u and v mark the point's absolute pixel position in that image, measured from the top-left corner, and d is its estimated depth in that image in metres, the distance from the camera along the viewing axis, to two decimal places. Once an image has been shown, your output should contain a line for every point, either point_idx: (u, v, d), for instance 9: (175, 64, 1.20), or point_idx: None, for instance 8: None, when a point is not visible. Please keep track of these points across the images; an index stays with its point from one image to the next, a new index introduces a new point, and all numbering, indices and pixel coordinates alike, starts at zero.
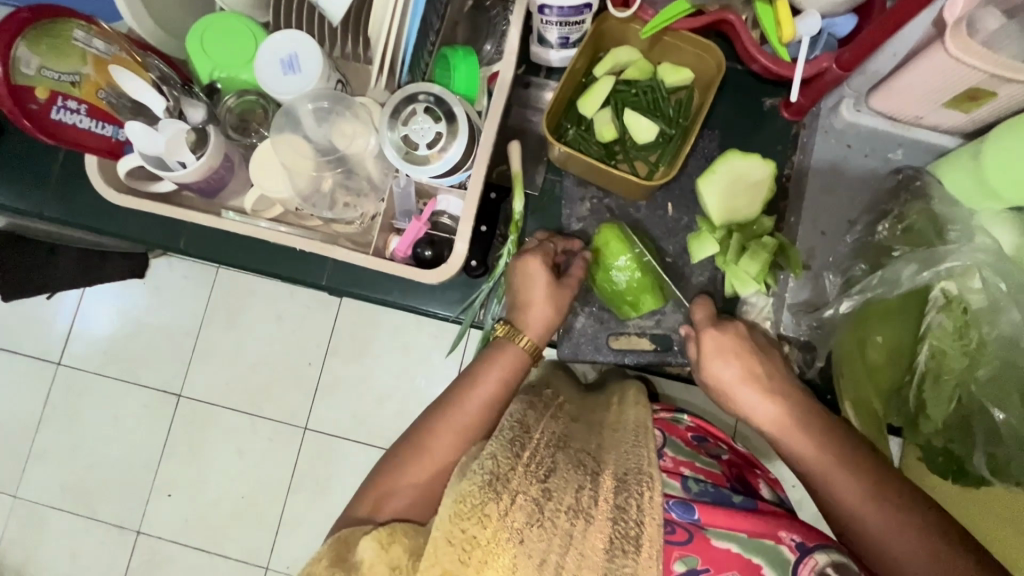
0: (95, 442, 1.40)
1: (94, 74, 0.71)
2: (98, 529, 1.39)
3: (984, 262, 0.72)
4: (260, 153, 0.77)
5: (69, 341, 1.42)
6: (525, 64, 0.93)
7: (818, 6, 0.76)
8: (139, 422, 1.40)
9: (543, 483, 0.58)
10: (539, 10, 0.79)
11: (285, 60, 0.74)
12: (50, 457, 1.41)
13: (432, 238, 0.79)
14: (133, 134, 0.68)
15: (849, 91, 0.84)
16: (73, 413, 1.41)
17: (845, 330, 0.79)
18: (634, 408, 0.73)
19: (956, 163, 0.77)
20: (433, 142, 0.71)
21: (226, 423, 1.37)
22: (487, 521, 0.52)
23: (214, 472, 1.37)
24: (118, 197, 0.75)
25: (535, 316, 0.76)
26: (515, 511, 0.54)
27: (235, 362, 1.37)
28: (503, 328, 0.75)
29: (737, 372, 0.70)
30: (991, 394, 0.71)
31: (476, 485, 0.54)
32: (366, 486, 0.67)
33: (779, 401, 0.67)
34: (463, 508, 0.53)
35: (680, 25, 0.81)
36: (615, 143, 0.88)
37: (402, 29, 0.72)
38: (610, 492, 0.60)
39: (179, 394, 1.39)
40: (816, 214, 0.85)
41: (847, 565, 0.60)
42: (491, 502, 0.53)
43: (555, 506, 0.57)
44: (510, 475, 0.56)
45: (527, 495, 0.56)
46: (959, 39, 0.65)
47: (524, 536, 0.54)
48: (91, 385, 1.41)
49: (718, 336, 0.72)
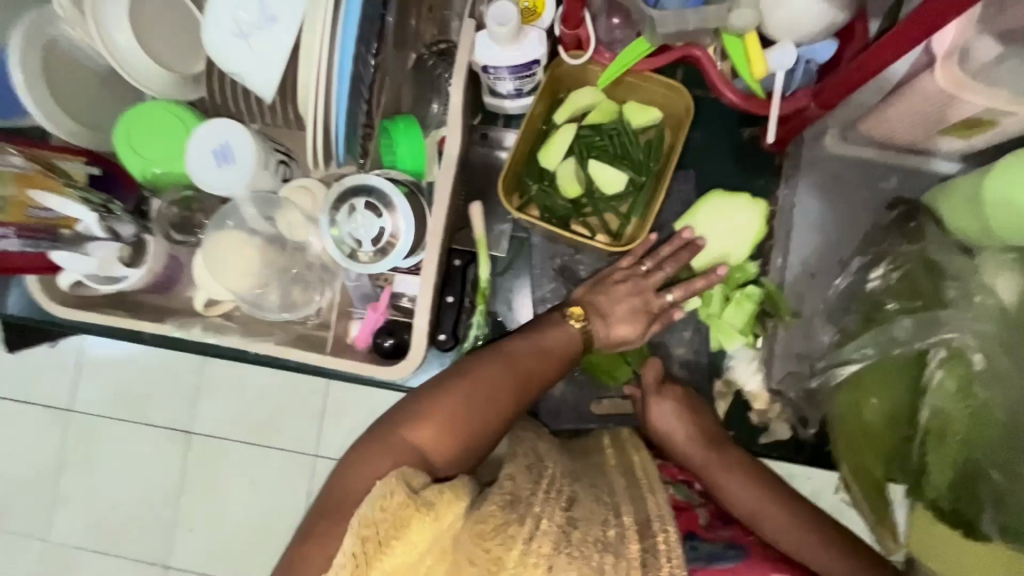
0: (119, 483, 1.33)
1: (17, 192, 0.64)
2: (126, 568, 1.32)
3: (986, 332, 0.64)
4: (197, 272, 0.73)
5: (79, 387, 1.35)
6: (481, 111, 0.85)
7: (791, 38, 0.68)
8: (157, 462, 1.32)
9: (568, 511, 0.55)
10: (484, 69, 0.72)
11: (217, 151, 0.71)
12: (75, 500, 1.34)
13: (392, 326, 0.74)
14: (62, 260, 0.68)
15: (832, 121, 0.78)
16: (90, 457, 1.34)
17: (839, 395, 0.73)
18: (636, 452, 0.71)
19: (954, 194, 0.69)
20: (378, 237, 0.67)
21: (239, 457, 1.29)
22: (512, 542, 0.50)
23: (232, 504, 1.29)
24: (66, 311, 0.72)
25: (611, 326, 0.73)
26: (540, 535, 0.51)
27: (241, 400, 1.31)
28: (579, 316, 0.72)
29: (710, 453, 0.70)
30: (999, 460, 0.64)
31: (499, 505, 0.52)
32: (402, 412, 0.61)
33: (775, 496, 0.66)
34: (482, 527, 0.50)
35: (642, 66, 0.75)
36: (583, 196, 0.81)
37: (330, 114, 0.65)
38: (635, 531, 0.58)
39: (189, 432, 1.31)
40: (805, 255, 0.80)
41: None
42: (516, 522, 0.51)
43: (581, 535, 0.53)
44: (529, 497, 0.54)
45: (554, 521, 0.52)
46: (950, 71, 0.60)
47: (552, 563, 0.50)
48: (105, 429, 1.33)
49: (664, 404, 0.72)
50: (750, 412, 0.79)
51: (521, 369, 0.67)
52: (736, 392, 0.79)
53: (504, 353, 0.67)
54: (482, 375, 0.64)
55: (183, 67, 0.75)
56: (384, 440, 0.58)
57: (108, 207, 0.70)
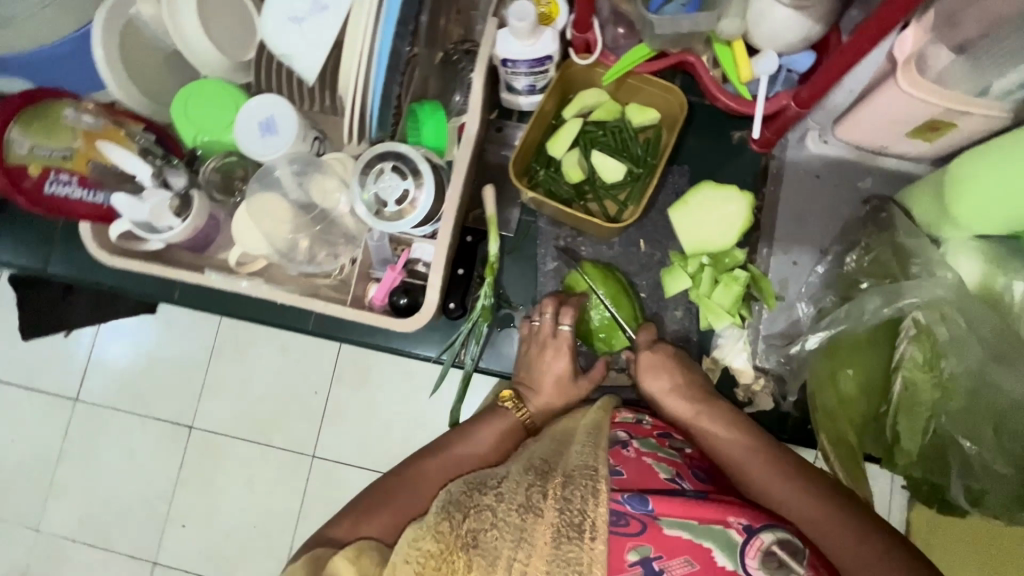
0: (112, 477, 1.24)
1: (83, 147, 0.75)
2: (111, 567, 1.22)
3: (945, 299, 0.70)
4: (240, 215, 0.80)
5: (86, 375, 1.25)
6: (497, 108, 0.95)
7: (774, 46, 0.78)
8: (152, 458, 1.23)
9: (496, 492, 0.57)
10: (504, 63, 0.82)
11: (263, 123, 0.78)
12: (62, 493, 1.24)
13: (408, 286, 0.82)
14: (119, 205, 0.73)
15: (813, 124, 0.87)
16: (86, 452, 1.24)
17: (817, 362, 0.78)
18: (588, 412, 0.74)
19: (919, 192, 0.78)
20: (402, 197, 0.75)
21: (238, 453, 1.22)
22: (440, 536, 0.53)
23: (226, 503, 1.21)
24: (113, 259, 0.79)
25: (542, 390, 0.80)
26: (469, 520, 0.54)
27: (243, 398, 1.21)
28: (510, 398, 0.77)
29: (690, 407, 0.74)
30: (962, 427, 0.71)
31: (431, 514, 0.56)
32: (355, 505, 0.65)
33: (755, 447, 0.68)
34: (418, 531, 0.54)
35: (642, 69, 0.83)
36: (585, 183, 0.89)
37: (366, 91, 0.73)
38: (557, 485, 0.57)
39: (190, 427, 1.23)
40: (788, 245, 0.87)
41: (793, 541, 0.56)
42: (445, 519, 0.54)
43: (506, 506, 0.55)
44: (465, 499, 0.57)
45: (480, 506, 0.56)
46: (911, 76, 0.68)
47: (478, 537, 0.53)
48: (106, 420, 1.24)
49: (651, 354, 0.79)
50: (737, 387, 0.84)
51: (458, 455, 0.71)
52: (723, 369, 0.85)
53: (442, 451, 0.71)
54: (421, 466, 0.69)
55: (237, 53, 0.83)
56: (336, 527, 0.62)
57: (167, 159, 0.80)
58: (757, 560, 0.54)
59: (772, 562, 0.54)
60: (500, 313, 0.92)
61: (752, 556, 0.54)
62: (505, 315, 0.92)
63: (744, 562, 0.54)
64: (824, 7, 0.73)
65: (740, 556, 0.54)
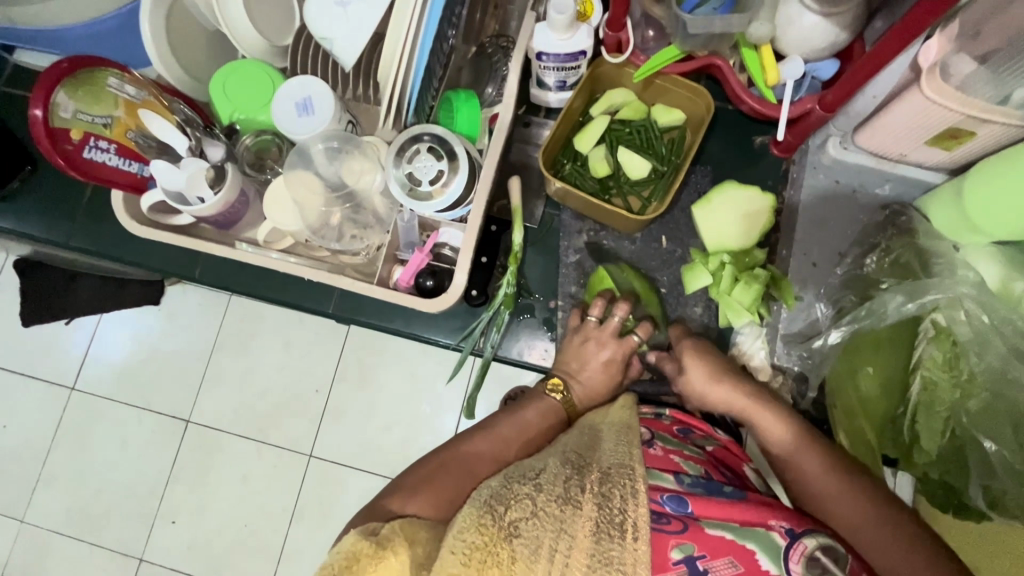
0: (106, 467, 1.24)
1: (125, 117, 0.81)
2: (99, 558, 1.22)
3: (967, 295, 0.74)
4: (272, 190, 0.82)
5: (85, 367, 1.27)
6: (525, 104, 0.97)
7: (800, 52, 0.80)
8: (149, 447, 1.24)
9: (534, 482, 0.56)
10: (538, 56, 0.84)
11: (301, 103, 0.78)
12: (56, 481, 1.25)
13: (434, 269, 0.83)
14: (157, 172, 0.74)
15: (834, 130, 0.88)
16: (84, 434, 1.25)
17: (836, 359, 0.82)
18: (616, 406, 0.74)
19: (941, 200, 0.81)
20: (435, 178, 0.76)
21: (234, 448, 1.22)
22: (485, 528, 0.50)
23: (218, 498, 1.21)
24: (141, 229, 0.79)
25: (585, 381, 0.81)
26: (510, 511, 0.53)
27: (243, 393, 1.23)
28: (558, 387, 0.79)
29: (739, 396, 0.72)
30: (982, 425, 0.73)
31: (473, 505, 0.53)
32: (395, 486, 0.63)
33: (809, 441, 0.68)
34: (462, 521, 0.51)
35: (671, 70, 0.86)
36: (609, 179, 0.91)
37: (407, 76, 0.75)
38: (595, 481, 0.57)
39: (188, 419, 1.23)
40: (808, 246, 0.88)
41: (835, 547, 0.57)
42: (487, 513, 0.52)
43: (546, 497, 0.54)
44: (505, 492, 0.55)
45: (520, 496, 0.54)
46: (935, 84, 0.70)
47: (519, 528, 0.52)
48: (103, 414, 1.25)
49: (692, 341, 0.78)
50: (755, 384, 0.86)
51: (501, 441, 0.71)
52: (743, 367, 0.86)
53: (478, 436, 0.70)
54: (463, 446, 0.69)
55: (277, 38, 0.86)
56: (376, 506, 0.60)
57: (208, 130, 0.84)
58: (801, 564, 0.56)
59: (815, 567, 0.55)
60: (520, 302, 0.92)
61: (795, 560, 0.56)
62: (525, 305, 0.93)
63: (788, 566, 0.56)
64: (850, 15, 0.75)
65: (783, 559, 0.56)
